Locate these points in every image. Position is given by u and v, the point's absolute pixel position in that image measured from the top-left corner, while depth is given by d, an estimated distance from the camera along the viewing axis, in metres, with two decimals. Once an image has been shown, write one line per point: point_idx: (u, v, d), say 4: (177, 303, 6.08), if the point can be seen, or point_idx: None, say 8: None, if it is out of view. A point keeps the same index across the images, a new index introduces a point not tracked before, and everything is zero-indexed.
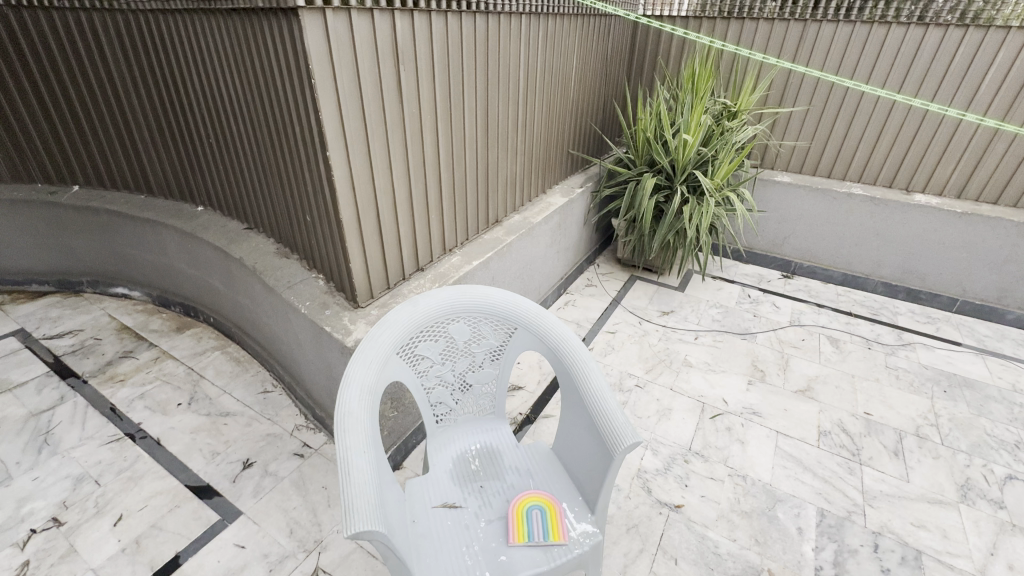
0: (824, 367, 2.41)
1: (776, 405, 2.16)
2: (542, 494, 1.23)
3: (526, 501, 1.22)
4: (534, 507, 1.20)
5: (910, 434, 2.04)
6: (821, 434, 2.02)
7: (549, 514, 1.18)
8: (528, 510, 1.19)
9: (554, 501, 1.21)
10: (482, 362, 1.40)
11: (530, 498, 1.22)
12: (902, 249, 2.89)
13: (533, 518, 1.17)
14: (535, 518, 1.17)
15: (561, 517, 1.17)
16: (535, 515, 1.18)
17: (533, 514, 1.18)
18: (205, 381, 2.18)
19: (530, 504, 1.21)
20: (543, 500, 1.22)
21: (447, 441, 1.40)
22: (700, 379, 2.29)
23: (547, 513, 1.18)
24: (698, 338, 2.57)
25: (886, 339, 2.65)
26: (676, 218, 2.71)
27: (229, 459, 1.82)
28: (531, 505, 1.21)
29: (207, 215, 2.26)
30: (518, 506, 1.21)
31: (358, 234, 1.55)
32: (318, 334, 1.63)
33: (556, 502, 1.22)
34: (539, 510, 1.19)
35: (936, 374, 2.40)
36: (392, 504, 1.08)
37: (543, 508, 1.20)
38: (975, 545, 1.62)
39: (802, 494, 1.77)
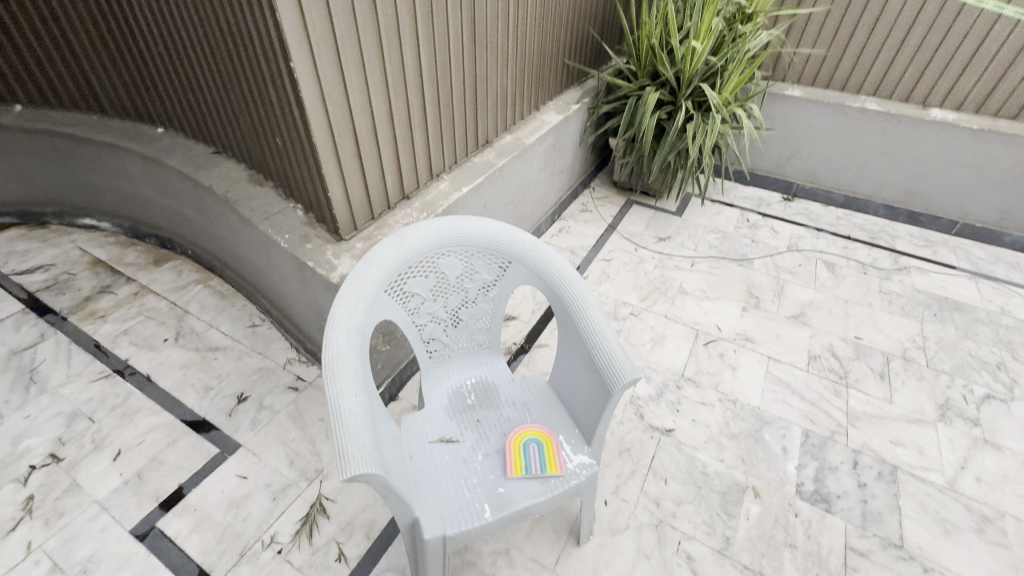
0: (819, 293, 2.39)
1: (768, 331, 2.17)
2: (539, 428, 1.24)
3: (523, 434, 1.23)
4: (531, 440, 1.21)
5: (897, 357, 2.08)
6: (811, 359, 2.05)
7: (546, 447, 1.19)
8: (526, 443, 1.20)
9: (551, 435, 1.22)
10: (475, 298, 1.34)
11: (527, 432, 1.23)
12: (909, 169, 2.78)
13: (530, 451, 1.18)
14: (532, 451, 1.18)
15: (557, 449, 1.18)
16: (532, 448, 1.19)
17: (530, 447, 1.19)
18: (190, 316, 2.11)
19: (527, 437, 1.21)
20: (540, 433, 1.22)
21: (442, 377, 1.38)
22: (694, 307, 2.28)
23: (544, 446, 1.19)
24: (695, 265, 2.52)
25: (883, 263, 2.62)
26: (678, 138, 2.54)
27: (223, 393, 1.81)
28: (528, 438, 1.21)
29: (169, 138, 2.06)
30: (516, 439, 1.21)
31: (333, 158, 1.40)
32: (302, 269, 1.54)
33: (553, 435, 1.22)
34: (536, 443, 1.20)
35: (928, 298, 2.40)
36: (388, 443, 1.07)
37: (540, 441, 1.20)
38: (947, 460, 1.70)
39: (789, 416, 1.82)
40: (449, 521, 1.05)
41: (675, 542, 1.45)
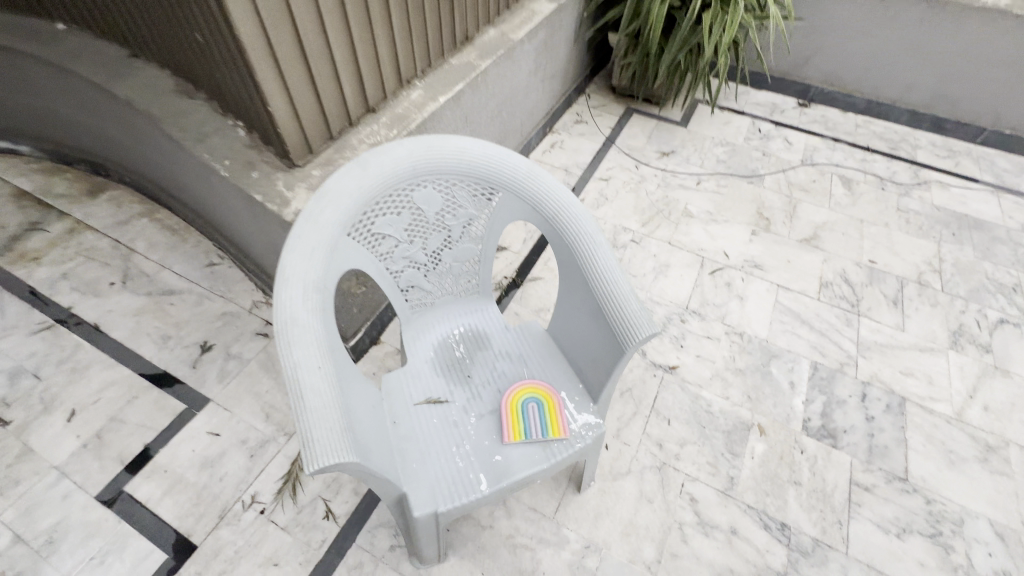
0: (833, 213, 2.21)
1: (778, 257, 2.01)
2: (539, 385, 1.09)
3: (521, 392, 1.08)
4: (530, 400, 1.07)
5: (911, 282, 1.96)
6: (822, 286, 1.92)
7: (548, 407, 1.06)
8: (525, 403, 1.06)
9: (552, 393, 1.08)
10: (458, 237, 1.12)
11: (525, 390, 1.08)
12: (943, 68, 2.47)
13: (530, 413, 1.05)
14: (532, 412, 1.05)
15: (560, 409, 1.05)
16: (532, 408, 1.05)
17: (530, 408, 1.05)
18: (138, 255, 1.87)
19: (526, 396, 1.07)
20: (540, 392, 1.08)
21: (426, 327, 1.20)
22: (700, 231, 2.09)
23: (545, 406, 1.06)
24: (701, 184, 2.29)
25: (902, 177, 2.42)
26: (690, 31, 2.17)
27: (184, 343, 1.63)
28: (526, 397, 1.07)
29: (72, 38, 1.66)
30: (513, 399, 1.07)
31: (269, 59, 1.10)
32: (251, 202, 1.29)
33: (554, 392, 1.08)
34: (536, 403, 1.06)
35: (947, 216, 2.24)
36: (366, 414, 0.92)
37: (541, 401, 1.07)
38: (956, 389, 1.65)
39: (798, 348, 1.72)
40: (440, 495, 0.94)
41: (678, 485, 1.40)
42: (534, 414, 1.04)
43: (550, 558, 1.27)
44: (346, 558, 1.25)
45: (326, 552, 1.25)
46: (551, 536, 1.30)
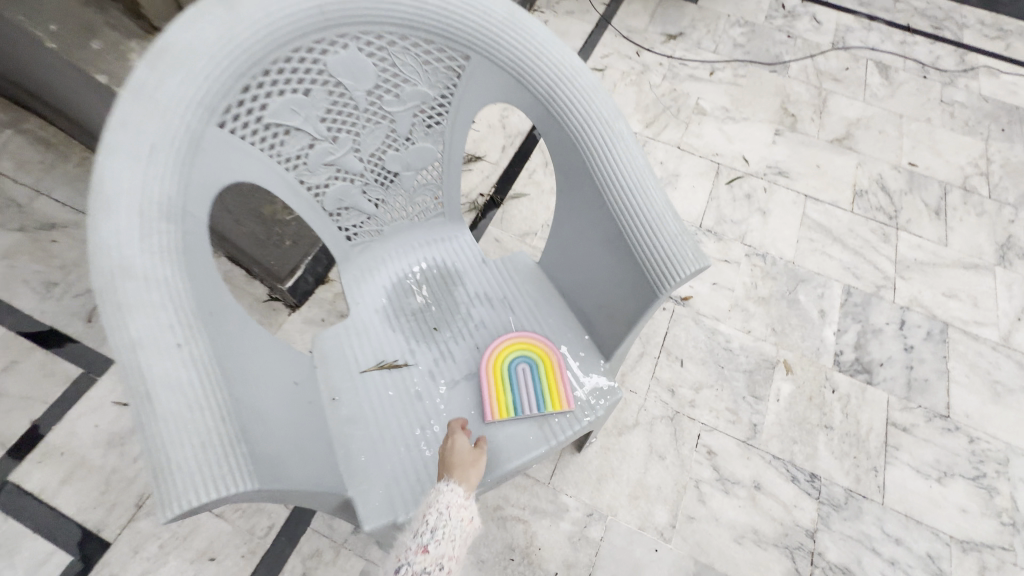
0: (868, 107, 1.86)
1: (806, 162, 1.69)
2: (531, 340, 0.81)
3: (508, 349, 0.80)
4: (520, 359, 0.79)
5: (955, 188, 1.68)
6: (856, 195, 1.62)
7: (545, 371, 0.78)
8: (513, 365, 0.79)
9: (550, 350, 0.80)
10: (409, 132, 0.75)
11: (514, 346, 0.80)
12: None
13: (520, 377, 0.77)
14: (523, 376, 0.78)
15: (561, 372, 0.78)
16: (523, 371, 0.78)
17: (520, 371, 0.78)
18: (4, 179, 1.44)
19: (514, 355, 0.80)
20: (533, 348, 0.80)
21: (373, 264, 0.87)
22: (714, 132, 1.73)
23: (540, 369, 0.78)
24: (715, 74, 1.89)
25: (946, 63, 2.05)
26: None
27: (74, 290, 1.28)
28: (515, 355, 0.80)
29: None
30: (497, 358, 0.79)
31: None
32: (104, 90, 0.89)
33: (552, 348, 0.81)
34: (528, 364, 0.79)
35: (996, 108, 1.92)
36: (280, 399, 0.62)
37: (535, 360, 0.79)
38: (1003, 311, 1.44)
39: (828, 271, 1.46)
40: (400, 499, 0.68)
41: (694, 437, 1.19)
42: (526, 380, 0.77)
43: (546, 531, 1.07)
44: (300, 546, 1.02)
45: (275, 540, 1.03)
46: (547, 505, 1.09)
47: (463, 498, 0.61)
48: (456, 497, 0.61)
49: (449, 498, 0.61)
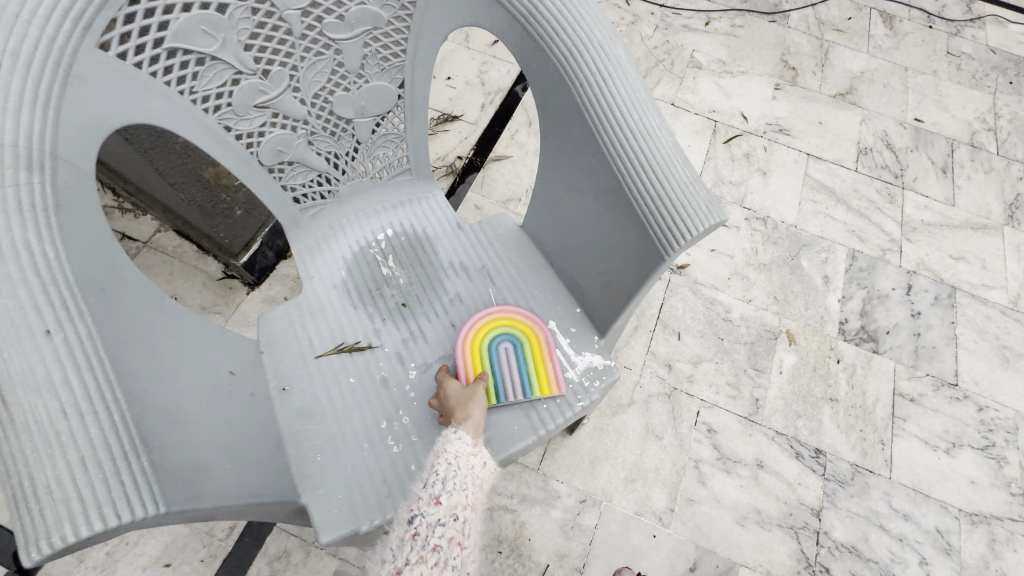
0: (872, 59, 1.74)
1: (808, 118, 1.58)
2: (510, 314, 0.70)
3: (487, 326, 0.69)
4: (502, 338, 0.68)
5: (963, 145, 1.59)
6: (860, 154, 1.53)
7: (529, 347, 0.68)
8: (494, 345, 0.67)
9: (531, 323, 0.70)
10: (360, 67, 0.63)
11: (496, 322, 0.69)
12: None
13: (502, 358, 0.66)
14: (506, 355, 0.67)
15: (546, 346, 0.68)
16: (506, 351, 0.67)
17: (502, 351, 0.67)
18: None
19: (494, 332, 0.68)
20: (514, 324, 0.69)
21: (328, 232, 0.75)
22: (710, 87, 1.60)
23: (525, 348, 0.68)
24: (710, 24, 1.75)
25: (952, 12, 1.93)
26: None
27: None
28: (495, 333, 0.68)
29: None
30: (473, 339, 0.68)
31: None
32: None
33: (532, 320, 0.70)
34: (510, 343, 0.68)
35: (1003, 60, 1.81)
36: (202, 395, 0.51)
37: (518, 338, 0.68)
38: (1012, 273, 1.37)
39: (832, 234, 1.38)
40: (363, 503, 0.58)
41: (693, 414, 1.11)
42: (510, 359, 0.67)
43: (536, 520, 0.99)
44: (266, 547, 0.93)
45: (237, 541, 0.93)
46: (537, 492, 1.01)
47: (471, 444, 0.54)
48: (464, 443, 0.54)
49: (457, 445, 0.54)
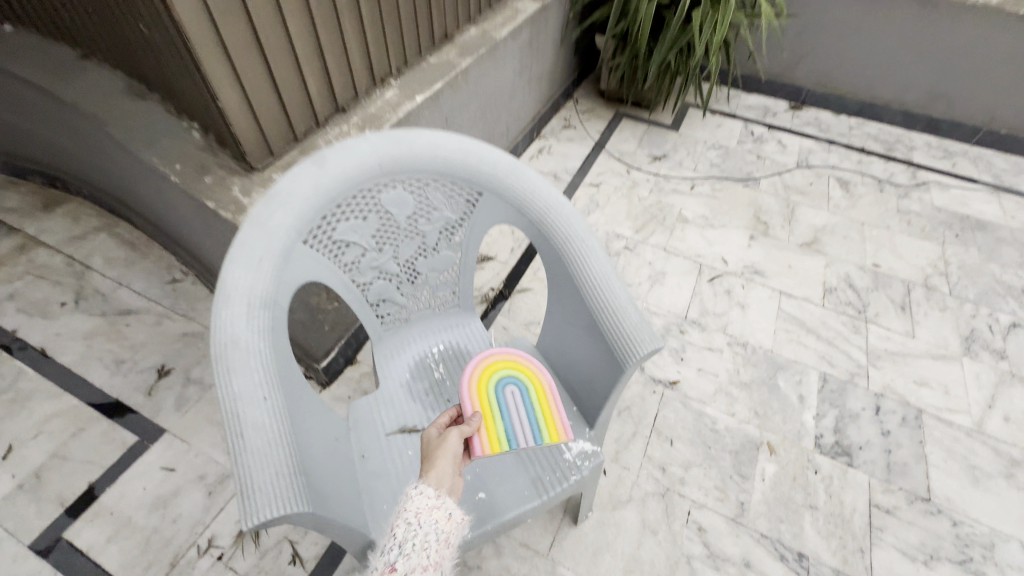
0: (832, 216, 2.13)
1: (779, 262, 1.92)
2: (516, 357, 0.90)
3: (488, 375, 0.87)
4: (506, 380, 0.87)
5: (918, 286, 1.87)
6: (826, 292, 1.82)
7: (532, 388, 0.87)
8: (499, 386, 0.86)
9: (534, 366, 0.90)
10: (436, 244, 1.00)
11: (495, 372, 0.88)
12: (936, 69, 2.42)
13: (507, 399, 0.84)
14: (509, 396, 0.85)
15: (548, 391, 0.87)
16: (510, 393, 0.85)
17: (506, 393, 0.85)
18: (93, 273, 1.72)
19: (499, 375, 0.87)
20: (517, 367, 0.89)
21: (400, 346, 1.07)
22: (696, 237, 1.99)
23: (527, 389, 0.87)
24: (695, 188, 2.20)
25: (900, 179, 2.34)
26: (680, 32, 2.11)
27: (139, 368, 1.48)
28: (500, 376, 0.87)
29: (16, 39, 1.53)
30: (479, 385, 0.85)
31: (216, 50, 0.97)
32: (206, 213, 1.17)
33: (537, 367, 0.90)
34: (514, 385, 0.87)
35: (949, 217, 2.16)
36: (325, 449, 0.79)
37: (521, 380, 0.88)
38: (974, 399, 1.55)
39: (805, 359, 1.61)
40: None
41: (684, 513, 1.27)
42: (513, 400, 0.84)
43: None
44: None
45: None
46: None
47: (432, 499, 0.65)
48: (425, 500, 0.65)
49: (418, 503, 0.65)
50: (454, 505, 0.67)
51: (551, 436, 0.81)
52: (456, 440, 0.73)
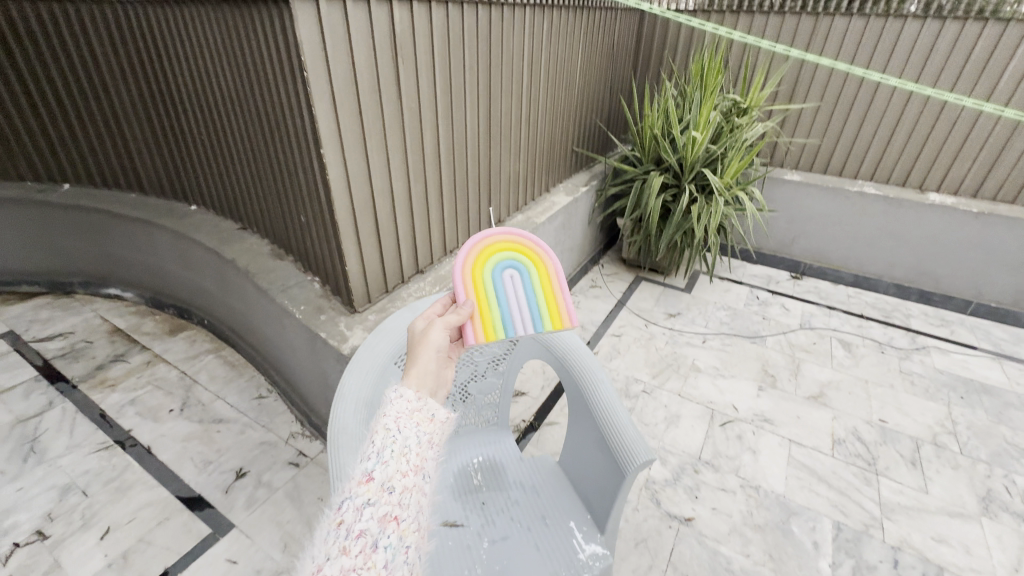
0: (836, 372, 2.33)
1: (787, 412, 2.09)
2: (514, 241, 1.11)
3: (485, 257, 1.08)
4: (505, 264, 1.09)
5: (927, 443, 1.97)
6: (835, 443, 1.95)
7: (533, 269, 1.11)
8: (497, 270, 1.08)
9: (532, 247, 1.12)
10: (484, 371, 1.36)
11: (493, 257, 1.08)
12: (914, 251, 2.81)
13: (507, 283, 1.08)
14: (509, 280, 1.08)
15: (532, 272, 1.09)
16: (510, 276, 1.08)
17: (506, 275, 1.08)
18: (199, 386, 2.11)
19: (496, 259, 1.09)
20: (516, 250, 1.11)
21: (448, 454, 1.33)
22: (708, 385, 2.22)
23: (527, 270, 1.10)
24: (706, 342, 2.50)
25: (900, 342, 2.55)
26: (684, 218, 2.65)
27: (221, 468, 1.75)
28: (498, 260, 1.09)
29: (200, 214, 2.18)
30: (479, 264, 1.06)
31: (352, 233, 1.47)
32: (313, 340, 1.56)
33: (531, 254, 1.11)
34: (514, 269, 1.09)
35: (952, 379, 2.31)
36: None
37: (520, 263, 1.10)
38: (998, 561, 1.55)
39: (818, 506, 1.70)
40: None
41: None
42: (513, 283, 1.08)
43: None
44: None
45: None
46: None
47: (411, 403, 0.74)
48: (405, 408, 0.73)
49: (398, 413, 0.72)
50: (434, 406, 0.76)
51: (532, 304, 1.06)
52: (436, 336, 0.89)
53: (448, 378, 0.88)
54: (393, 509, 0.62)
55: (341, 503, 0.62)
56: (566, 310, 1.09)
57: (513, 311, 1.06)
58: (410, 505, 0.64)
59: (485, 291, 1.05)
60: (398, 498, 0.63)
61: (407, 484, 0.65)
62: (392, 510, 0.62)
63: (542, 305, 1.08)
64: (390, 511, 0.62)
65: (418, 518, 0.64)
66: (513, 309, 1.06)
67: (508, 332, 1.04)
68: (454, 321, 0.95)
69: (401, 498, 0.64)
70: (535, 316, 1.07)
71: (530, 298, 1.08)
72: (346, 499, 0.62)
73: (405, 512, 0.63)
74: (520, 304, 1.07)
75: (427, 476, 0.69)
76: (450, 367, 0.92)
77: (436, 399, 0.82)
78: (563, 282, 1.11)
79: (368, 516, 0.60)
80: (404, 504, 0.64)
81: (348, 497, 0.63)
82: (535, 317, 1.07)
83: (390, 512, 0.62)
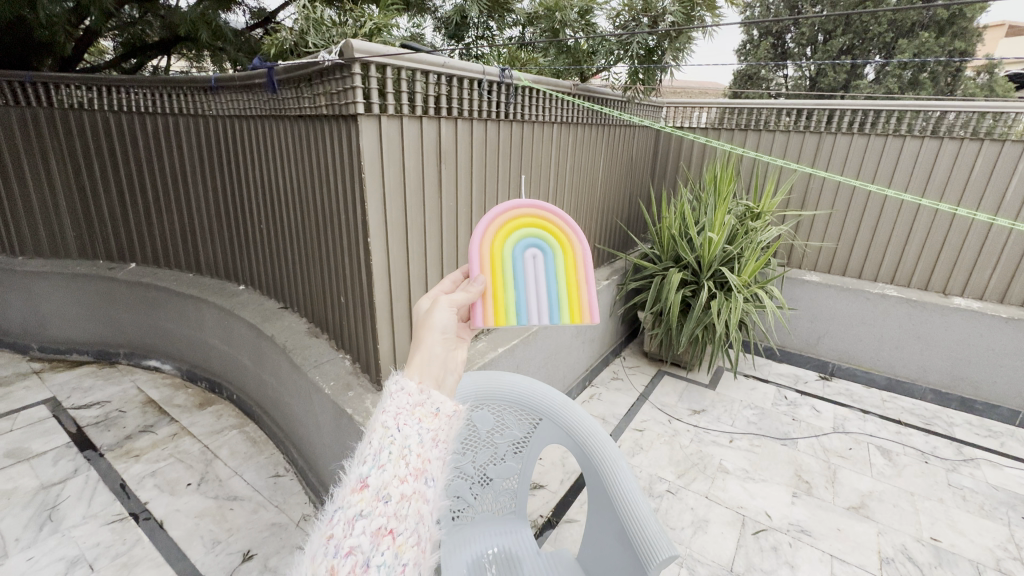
0: (878, 482, 2.17)
1: (826, 523, 1.93)
2: (542, 216, 1.11)
3: (505, 231, 1.08)
4: (529, 241, 1.10)
5: (990, 569, 1.76)
6: (882, 561, 1.77)
7: (558, 251, 1.11)
8: (519, 247, 1.09)
9: (562, 227, 1.11)
10: (504, 455, 1.36)
11: (513, 227, 1.09)
12: (948, 355, 2.73)
13: (527, 262, 1.09)
14: (530, 262, 1.10)
15: (556, 227, 1.11)
16: (532, 256, 1.10)
17: (528, 255, 1.09)
18: (219, 461, 2.12)
19: (520, 235, 1.09)
20: (543, 228, 1.11)
21: (463, 543, 1.30)
22: (737, 488, 2.10)
23: (551, 251, 1.11)
24: (734, 442, 2.40)
25: (945, 452, 2.39)
26: (704, 313, 2.70)
27: (228, 549, 1.69)
28: (522, 237, 1.09)
29: (248, 293, 2.35)
30: (499, 238, 1.08)
31: (387, 314, 1.58)
32: (339, 415, 1.59)
33: (556, 218, 1.11)
34: (537, 248, 1.10)
35: (1011, 497, 2.11)
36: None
37: (545, 242, 1.11)
38: None
39: None
40: None
41: None
42: (534, 264, 1.10)
43: None
44: None
45: None
46: None
47: (413, 397, 0.68)
48: (405, 401, 0.68)
49: (397, 408, 0.67)
50: (439, 400, 0.70)
51: (568, 272, 1.11)
52: (440, 316, 0.83)
53: (458, 362, 0.82)
54: (389, 523, 0.57)
55: (332, 513, 0.58)
56: (586, 303, 1.10)
57: (529, 292, 1.09)
58: (408, 516, 0.59)
59: (502, 268, 1.08)
60: (395, 508, 0.58)
61: (405, 492, 0.60)
62: (388, 523, 0.57)
63: (561, 293, 1.10)
64: (385, 525, 0.57)
65: (419, 530, 0.59)
66: (530, 290, 1.09)
67: (520, 316, 1.08)
68: (462, 299, 0.90)
69: (398, 509, 0.59)
70: (551, 303, 1.10)
71: (550, 283, 1.10)
72: (338, 509, 0.58)
73: (403, 524, 0.58)
74: (538, 288, 1.09)
75: (430, 479, 0.64)
76: (459, 349, 0.86)
77: (444, 391, 0.76)
78: (589, 271, 1.11)
79: (359, 532, 0.55)
80: (401, 516, 0.59)
81: (340, 507, 0.58)
82: (553, 307, 1.09)
83: (384, 525, 0.57)
